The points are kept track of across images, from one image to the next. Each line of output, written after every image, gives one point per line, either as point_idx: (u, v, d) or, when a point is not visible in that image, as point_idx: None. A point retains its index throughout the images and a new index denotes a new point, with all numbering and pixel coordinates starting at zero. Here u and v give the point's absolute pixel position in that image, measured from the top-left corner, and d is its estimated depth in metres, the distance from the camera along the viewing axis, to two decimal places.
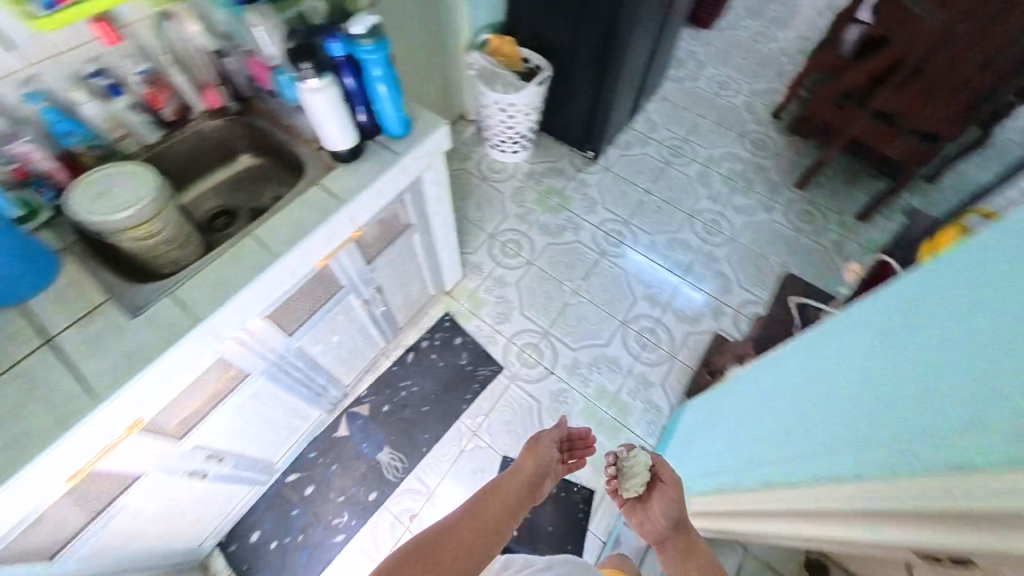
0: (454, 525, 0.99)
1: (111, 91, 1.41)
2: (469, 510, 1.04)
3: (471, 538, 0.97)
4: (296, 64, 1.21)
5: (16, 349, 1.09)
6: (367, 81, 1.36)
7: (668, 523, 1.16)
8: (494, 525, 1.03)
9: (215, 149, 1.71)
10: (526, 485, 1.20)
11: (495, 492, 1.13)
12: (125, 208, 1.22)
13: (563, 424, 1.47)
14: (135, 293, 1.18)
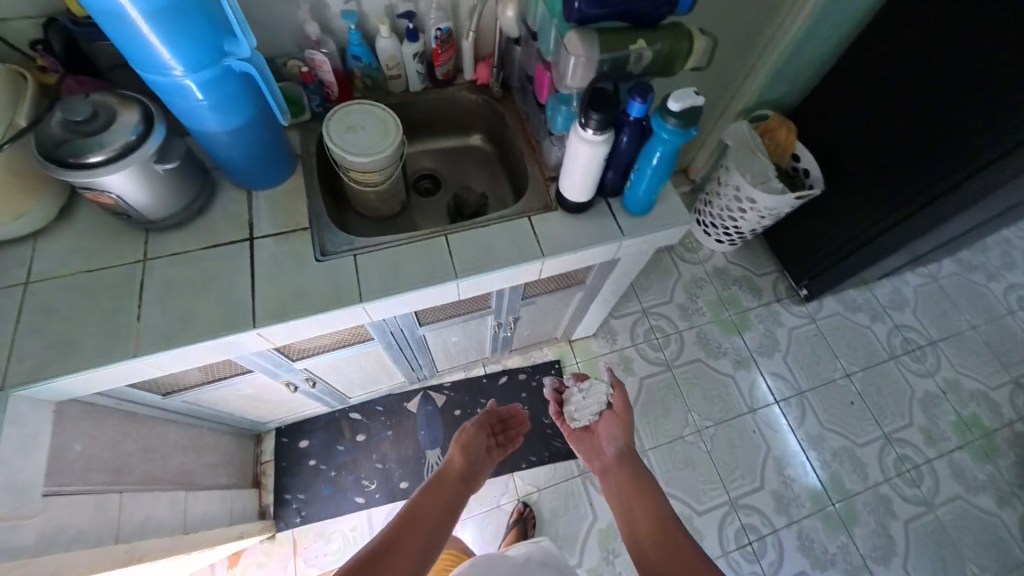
0: (394, 532, 0.92)
1: (409, 35, 1.33)
2: (404, 520, 0.95)
3: (412, 548, 0.89)
4: (587, 110, 1.01)
5: (225, 233, 1.18)
6: (644, 153, 1.12)
7: (625, 455, 1.26)
8: (427, 534, 0.93)
9: (458, 119, 1.60)
10: (462, 483, 1.13)
11: (432, 493, 1.06)
12: (359, 156, 1.22)
13: (489, 412, 1.45)
14: (328, 236, 1.21)
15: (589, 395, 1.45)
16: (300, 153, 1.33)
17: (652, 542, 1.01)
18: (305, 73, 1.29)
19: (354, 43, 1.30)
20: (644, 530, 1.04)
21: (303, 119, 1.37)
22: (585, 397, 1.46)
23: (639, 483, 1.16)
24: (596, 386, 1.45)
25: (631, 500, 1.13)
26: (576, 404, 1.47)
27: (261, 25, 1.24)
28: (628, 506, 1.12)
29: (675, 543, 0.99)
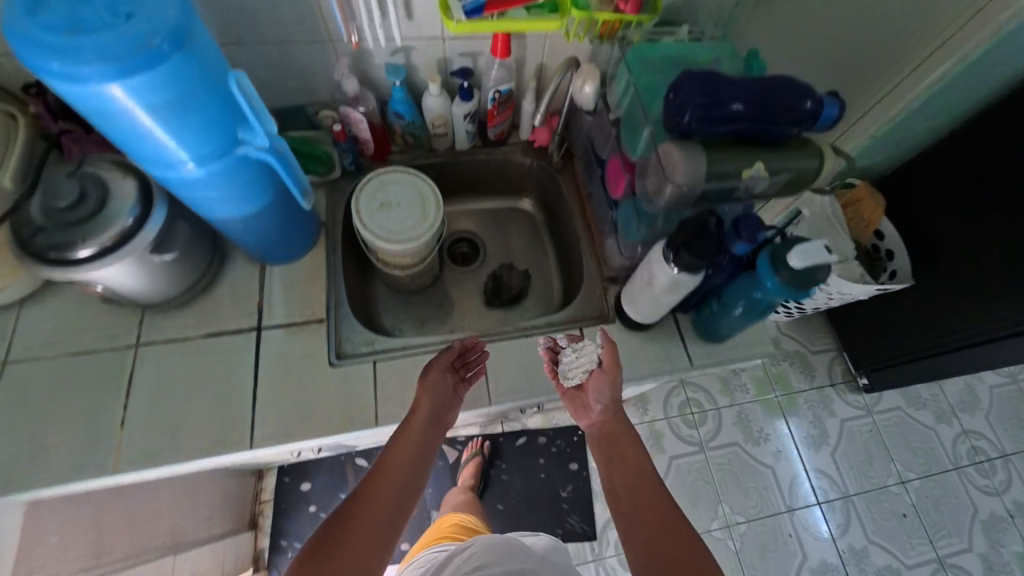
0: (355, 501, 0.72)
1: (462, 94, 1.11)
2: (364, 483, 0.74)
3: (370, 512, 0.70)
4: (679, 243, 0.82)
5: (231, 319, 1.02)
6: (736, 291, 0.94)
7: (609, 403, 0.92)
8: (395, 487, 0.74)
9: (508, 180, 1.39)
10: (421, 426, 0.84)
11: (403, 433, 0.82)
12: (391, 241, 1.05)
13: (458, 351, 0.96)
14: (347, 332, 1.05)
15: (574, 359, 0.97)
16: (325, 220, 1.15)
17: (645, 509, 0.77)
18: (336, 132, 1.08)
19: (397, 100, 1.09)
20: (626, 471, 0.84)
21: (332, 177, 1.18)
22: (575, 356, 0.96)
23: (620, 449, 0.87)
24: (583, 346, 0.97)
25: (613, 447, 0.89)
26: (569, 365, 0.97)
27: (293, 74, 1.04)
28: (607, 452, 0.89)
29: (649, 492, 0.79)
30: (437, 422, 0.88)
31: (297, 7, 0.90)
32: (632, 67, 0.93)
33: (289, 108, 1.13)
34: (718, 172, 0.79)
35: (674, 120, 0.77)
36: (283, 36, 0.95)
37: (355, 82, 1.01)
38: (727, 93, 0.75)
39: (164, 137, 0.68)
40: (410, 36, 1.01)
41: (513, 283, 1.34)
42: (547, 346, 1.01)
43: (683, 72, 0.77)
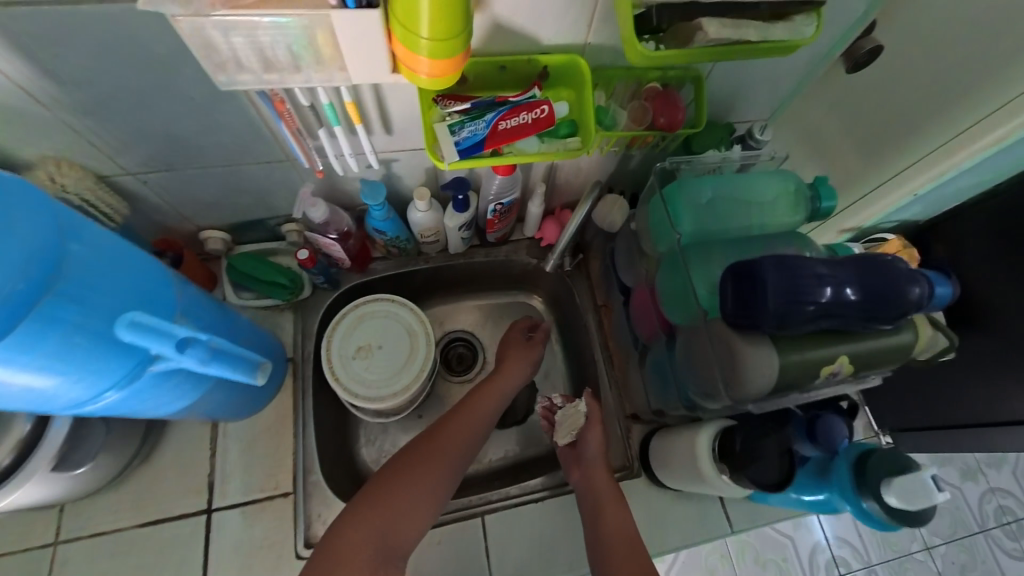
0: (405, 461, 0.81)
1: (455, 204, 0.91)
2: (419, 446, 0.83)
3: (416, 471, 0.80)
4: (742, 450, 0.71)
5: (177, 499, 0.83)
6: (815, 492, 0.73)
7: (590, 423, 0.93)
8: (440, 458, 0.82)
9: (511, 279, 1.18)
10: (485, 397, 0.94)
11: (458, 414, 0.90)
12: (371, 398, 0.85)
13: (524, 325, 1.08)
14: (319, 508, 0.85)
15: (564, 419, 0.96)
16: (292, 355, 0.95)
17: (617, 561, 0.76)
18: (304, 259, 0.88)
19: (378, 219, 0.88)
20: (609, 537, 0.79)
21: (300, 297, 0.98)
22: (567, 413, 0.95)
23: (603, 480, 0.85)
24: (576, 408, 0.94)
25: (588, 506, 0.84)
26: (561, 421, 0.96)
27: (246, 192, 0.84)
28: (586, 507, 0.84)
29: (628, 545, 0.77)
30: (502, 401, 0.96)
31: (241, 133, 0.69)
32: (674, 206, 0.72)
33: (245, 222, 0.92)
34: (796, 373, 0.61)
35: (745, 320, 0.57)
36: (227, 160, 0.75)
37: (324, 210, 0.81)
38: (816, 288, 0.56)
39: (25, 391, 0.47)
40: (390, 149, 0.80)
41: (516, 407, 1.11)
42: (545, 407, 1.01)
43: (760, 257, 0.57)
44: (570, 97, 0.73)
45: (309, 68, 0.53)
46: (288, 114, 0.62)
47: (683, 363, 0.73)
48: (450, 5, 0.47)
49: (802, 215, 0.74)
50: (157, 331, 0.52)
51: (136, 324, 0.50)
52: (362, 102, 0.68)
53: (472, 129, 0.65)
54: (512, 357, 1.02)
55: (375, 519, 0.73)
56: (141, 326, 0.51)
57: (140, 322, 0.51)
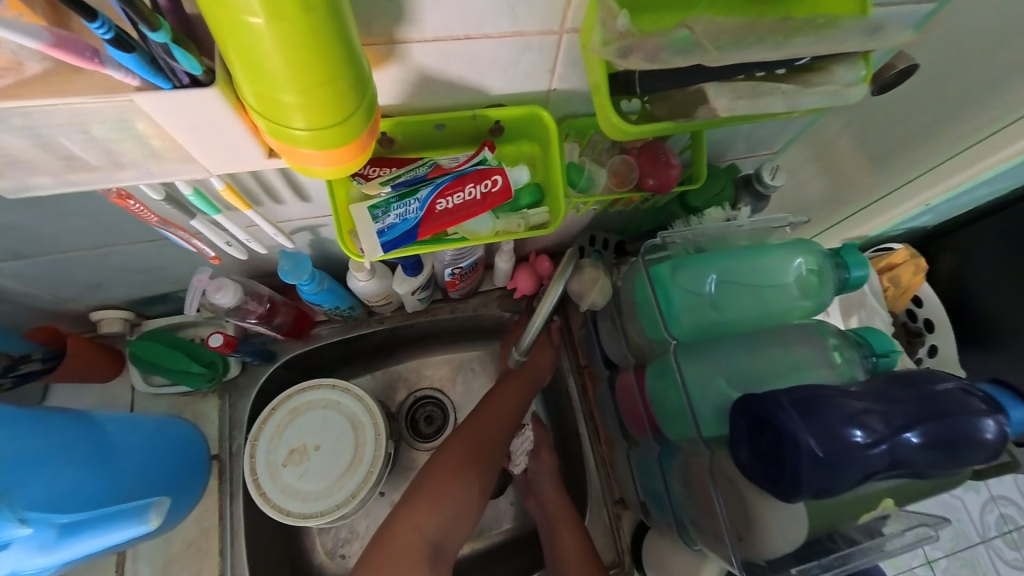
0: (447, 456, 0.72)
1: (405, 266, 0.74)
2: (463, 429, 0.75)
3: (460, 467, 0.71)
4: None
5: None
6: None
7: (537, 446, 0.86)
8: (486, 443, 0.74)
9: (482, 334, 1.00)
10: (522, 382, 0.80)
11: (512, 381, 0.80)
12: (308, 514, 0.71)
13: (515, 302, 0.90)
14: None
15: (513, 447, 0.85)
16: (217, 451, 0.79)
17: None
18: (219, 346, 0.73)
19: (310, 293, 0.71)
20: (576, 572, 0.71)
21: (226, 379, 0.82)
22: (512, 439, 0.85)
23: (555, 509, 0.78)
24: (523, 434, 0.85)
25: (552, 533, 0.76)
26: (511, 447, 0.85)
27: (136, 271, 0.67)
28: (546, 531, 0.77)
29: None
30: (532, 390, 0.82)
31: (100, 218, 0.52)
32: (666, 298, 0.57)
33: (148, 296, 0.75)
34: (824, 517, 0.48)
35: (769, 487, 0.43)
36: (95, 243, 0.58)
37: (232, 292, 0.65)
38: (867, 445, 0.41)
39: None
40: (311, 216, 0.63)
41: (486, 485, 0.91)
42: None
43: (762, 388, 0.45)
44: (533, 154, 0.56)
45: (138, 162, 0.36)
46: (139, 209, 0.44)
47: (690, 493, 0.57)
48: (327, 80, 0.31)
49: (827, 296, 0.59)
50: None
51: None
52: (256, 175, 0.51)
53: (401, 213, 0.50)
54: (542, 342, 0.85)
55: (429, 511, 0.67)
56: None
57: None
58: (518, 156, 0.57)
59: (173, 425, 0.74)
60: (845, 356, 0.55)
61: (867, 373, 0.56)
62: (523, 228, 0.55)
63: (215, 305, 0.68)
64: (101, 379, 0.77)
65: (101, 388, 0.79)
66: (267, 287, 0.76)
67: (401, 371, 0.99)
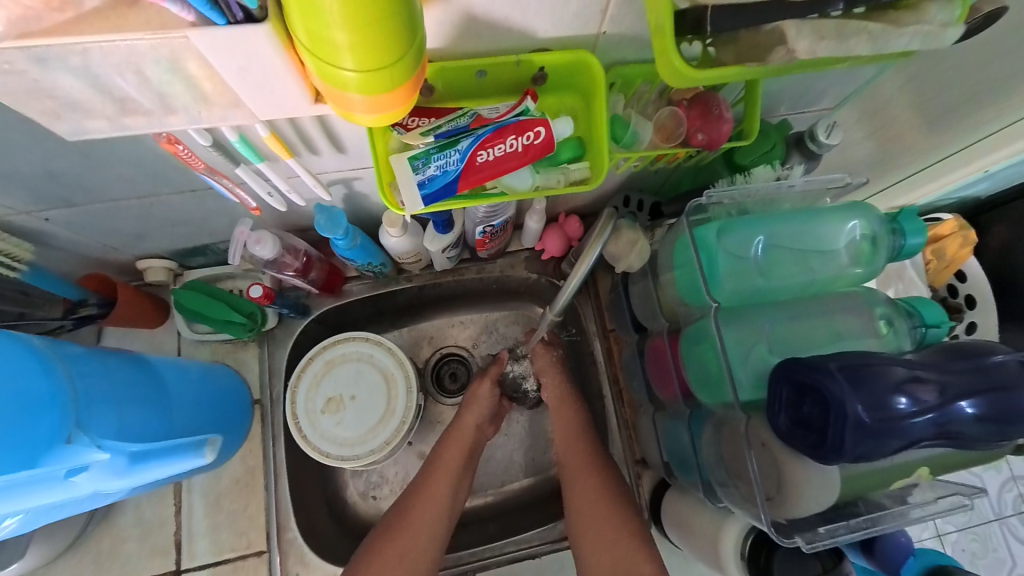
0: (406, 504, 0.73)
1: (435, 224, 0.74)
2: (394, 525, 0.70)
3: (390, 568, 0.66)
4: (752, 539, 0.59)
5: (142, 561, 0.76)
6: None
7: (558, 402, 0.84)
8: (416, 539, 0.69)
9: (509, 296, 1.00)
10: (457, 450, 0.78)
11: (431, 478, 0.75)
12: (345, 458, 0.75)
13: (543, 245, 0.86)
14: (297, 568, 0.78)
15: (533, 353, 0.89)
16: (259, 396, 0.84)
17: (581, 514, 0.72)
18: (258, 297, 0.75)
19: (344, 248, 0.72)
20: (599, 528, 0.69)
21: (265, 330, 0.85)
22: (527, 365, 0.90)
23: (579, 475, 0.75)
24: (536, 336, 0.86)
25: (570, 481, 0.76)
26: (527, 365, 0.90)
27: (178, 222, 0.69)
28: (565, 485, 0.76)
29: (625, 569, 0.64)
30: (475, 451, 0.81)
31: (144, 164, 0.53)
32: (710, 261, 0.55)
33: (188, 248, 0.78)
34: (860, 484, 0.48)
35: (809, 451, 0.43)
36: (139, 192, 0.59)
37: (271, 245, 0.66)
38: (912, 414, 0.40)
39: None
40: (346, 169, 0.62)
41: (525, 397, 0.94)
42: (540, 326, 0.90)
43: (793, 358, 0.45)
44: (575, 104, 0.54)
45: (188, 107, 0.37)
46: (187, 155, 0.45)
47: (716, 457, 0.57)
48: (383, 14, 0.29)
49: (880, 263, 0.56)
50: (14, 488, 0.41)
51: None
52: (294, 124, 0.50)
53: (441, 164, 0.49)
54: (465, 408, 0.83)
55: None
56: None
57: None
58: (560, 107, 0.54)
59: (218, 370, 0.77)
60: (892, 326, 0.54)
61: (914, 345, 0.54)
62: (562, 184, 0.54)
63: (254, 257, 0.69)
64: (149, 326, 0.81)
65: (149, 333, 0.83)
66: (303, 241, 0.77)
67: (427, 329, 1.00)
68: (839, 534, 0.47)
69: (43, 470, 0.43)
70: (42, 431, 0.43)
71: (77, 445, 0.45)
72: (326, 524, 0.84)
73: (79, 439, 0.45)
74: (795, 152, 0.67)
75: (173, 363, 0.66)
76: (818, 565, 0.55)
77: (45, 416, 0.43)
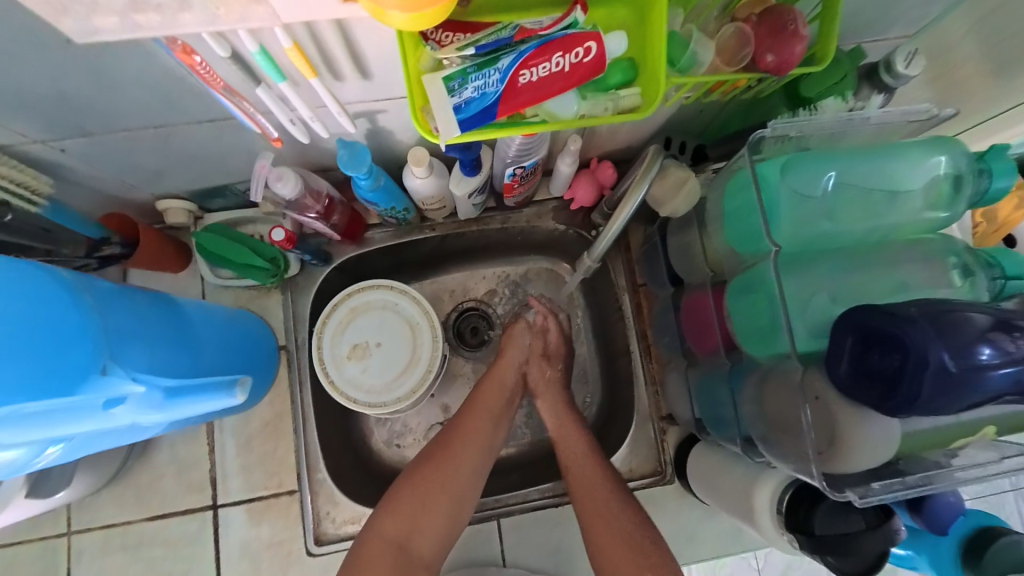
0: (446, 437, 0.73)
1: (462, 167, 0.69)
2: (433, 457, 0.70)
3: (431, 497, 0.67)
4: (784, 496, 0.56)
5: (179, 495, 0.79)
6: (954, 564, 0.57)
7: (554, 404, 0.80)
8: (457, 473, 0.69)
9: (536, 247, 0.96)
10: (493, 389, 0.78)
11: (471, 412, 0.75)
12: (372, 403, 0.75)
13: (575, 192, 0.81)
14: (328, 507, 0.80)
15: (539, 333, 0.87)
16: (284, 342, 0.83)
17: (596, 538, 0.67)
18: (281, 241, 0.72)
19: (366, 189, 0.68)
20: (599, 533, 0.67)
21: (288, 277, 0.83)
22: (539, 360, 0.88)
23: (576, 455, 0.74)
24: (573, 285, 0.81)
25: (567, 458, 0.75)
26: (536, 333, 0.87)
27: (195, 157, 0.66)
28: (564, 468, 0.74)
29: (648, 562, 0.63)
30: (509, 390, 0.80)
31: (156, 86, 0.50)
32: (771, 201, 0.50)
33: (208, 188, 0.75)
34: (918, 440, 0.45)
35: (875, 404, 0.40)
36: (153, 120, 0.56)
37: (293, 183, 0.63)
38: (996, 366, 0.36)
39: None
40: (370, 99, 0.57)
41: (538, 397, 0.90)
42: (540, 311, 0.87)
43: (863, 306, 0.41)
44: (627, 20, 0.48)
45: (204, 3, 0.33)
46: (203, 69, 0.41)
47: (759, 413, 0.54)
48: None
49: (961, 208, 0.51)
50: (51, 414, 0.40)
51: (21, 417, 0.39)
52: (316, 40, 0.46)
53: (479, 85, 0.44)
54: (505, 348, 0.83)
55: (401, 528, 0.65)
56: (27, 417, 0.40)
57: (24, 413, 0.39)
58: (610, 23, 0.48)
59: (242, 313, 0.77)
60: (969, 276, 0.49)
61: (992, 298, 0.49)
62: (609, 112, 0.49)
63: (275, 196, 0.66)
64: (173, 269, 0.80)
65: (174, 277, 0.82)
66: (326, 183, 0.73)
67: (450, 281, 0.97)
68: (895, 489, 0.44)
69: (80, 399, 0.42)
70: (73, 362, 0.42)
71: (112, 377, 0.44)
72: (353, 467, 0.85)
73: (114, 371, 0.44)
74: (866, 85, 0.60)
75: (201, 306, 0.66)
76: (860, 520, 0.51)
77: (76, 346, 0.42)
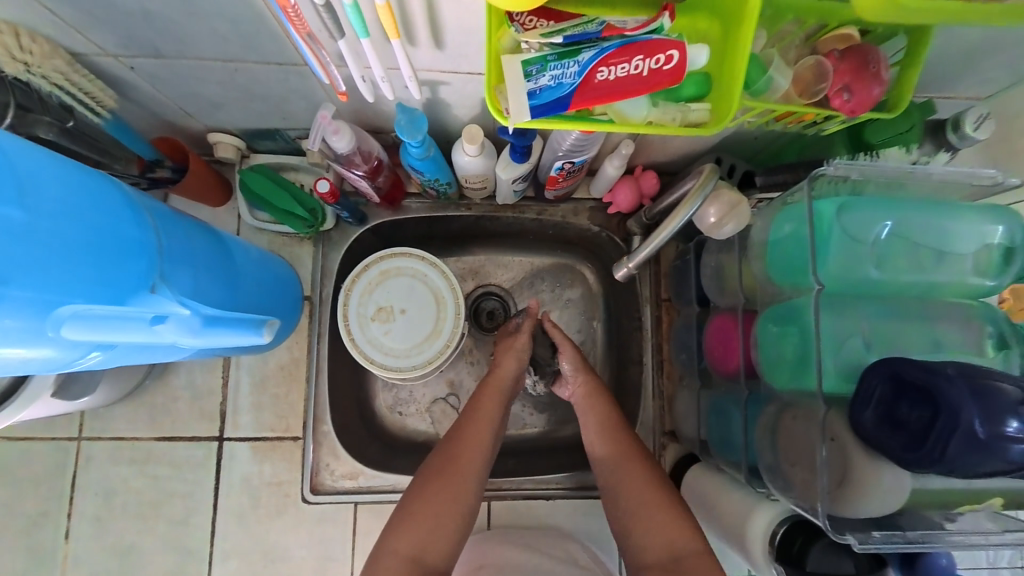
0: (447, 448, 0.69)
1: (513, 152, 0.69)
2: (438, 466, 0.67)
3: (441, 509, 0.63)
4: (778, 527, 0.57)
5: (188, 422, 0.82)
6: None
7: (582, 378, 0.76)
8: (465, 483, 0.66)
9: (566, 244, 0.96)
10: (493, 397, 0.75)
11: (471, 420, 0.72)
12: (388, 366, 0.77)
13: (615, 196, 0.81)
14: (329, 459, 0.81)
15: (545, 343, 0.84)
16: (310, 293, 0.85)
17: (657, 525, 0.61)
18: (324, 193, 0.73)
19: (417, 157, 0.69)
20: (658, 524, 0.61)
21: (322, 230, 0.84)
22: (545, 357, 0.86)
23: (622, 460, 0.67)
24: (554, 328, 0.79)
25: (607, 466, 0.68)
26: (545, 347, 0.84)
27: (258, 97, 0.67)
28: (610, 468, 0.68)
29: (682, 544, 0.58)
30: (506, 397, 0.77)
31: (240, 21, 0.51)
32: (822, 238, 0.50)
33: (261, 129, 0.76)
34: (924, 496, 0.45)
35: (895, 454, 0.41)
36: (227, 54, 0.57)
37: (348, 139, 0.63)
38: (1021, 439, 0.36)
39: None
40: (439, 70, 0.58)
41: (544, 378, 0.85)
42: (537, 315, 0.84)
43: (895, 357, 0.42)
44: (710, 33, 0.48)
45: None
46: (294, 13, 0.41)
47: (769, 444, 0.54)
48: None
49: (1007, 279, 0.50)
50: (111, 320, 0.42)
51: (86, 316, 0.41)
52: (402, 1, 0.46)
53: (557, 74, 0.44)
54: (503, 354, 0.79)
55: (413, 541, 0.61)
56: (92, 317, 0.41)
57: (90, 314, 0.41)
58: (692, 34, 0.48)
59: (275, 257, 0.78)
60: (1003, 349, 0.49)
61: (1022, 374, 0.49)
62: (676, 123, 0.49)
63: (327, 149, 0.67)
64: (214, 203, 0.82)
65: (214, 210, 0.84)
66: (377, 145, 0.74)
67: (475, 263, 0.98)
68: (894, 541, 0.44)
69: (133, 310, 0.44)
70: (127, 274, 0.44)
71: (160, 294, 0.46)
72: (356, 426, 0.86)
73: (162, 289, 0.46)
74: (930, 140, 0.60)
75: (241, 244, 0.67)
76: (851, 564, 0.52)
77: (133, 261, 0.44)
